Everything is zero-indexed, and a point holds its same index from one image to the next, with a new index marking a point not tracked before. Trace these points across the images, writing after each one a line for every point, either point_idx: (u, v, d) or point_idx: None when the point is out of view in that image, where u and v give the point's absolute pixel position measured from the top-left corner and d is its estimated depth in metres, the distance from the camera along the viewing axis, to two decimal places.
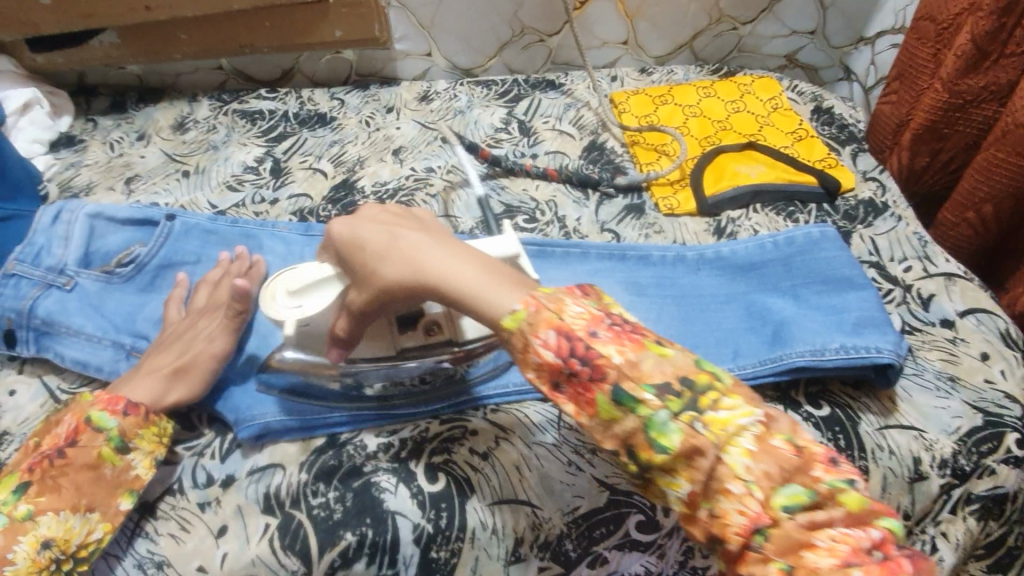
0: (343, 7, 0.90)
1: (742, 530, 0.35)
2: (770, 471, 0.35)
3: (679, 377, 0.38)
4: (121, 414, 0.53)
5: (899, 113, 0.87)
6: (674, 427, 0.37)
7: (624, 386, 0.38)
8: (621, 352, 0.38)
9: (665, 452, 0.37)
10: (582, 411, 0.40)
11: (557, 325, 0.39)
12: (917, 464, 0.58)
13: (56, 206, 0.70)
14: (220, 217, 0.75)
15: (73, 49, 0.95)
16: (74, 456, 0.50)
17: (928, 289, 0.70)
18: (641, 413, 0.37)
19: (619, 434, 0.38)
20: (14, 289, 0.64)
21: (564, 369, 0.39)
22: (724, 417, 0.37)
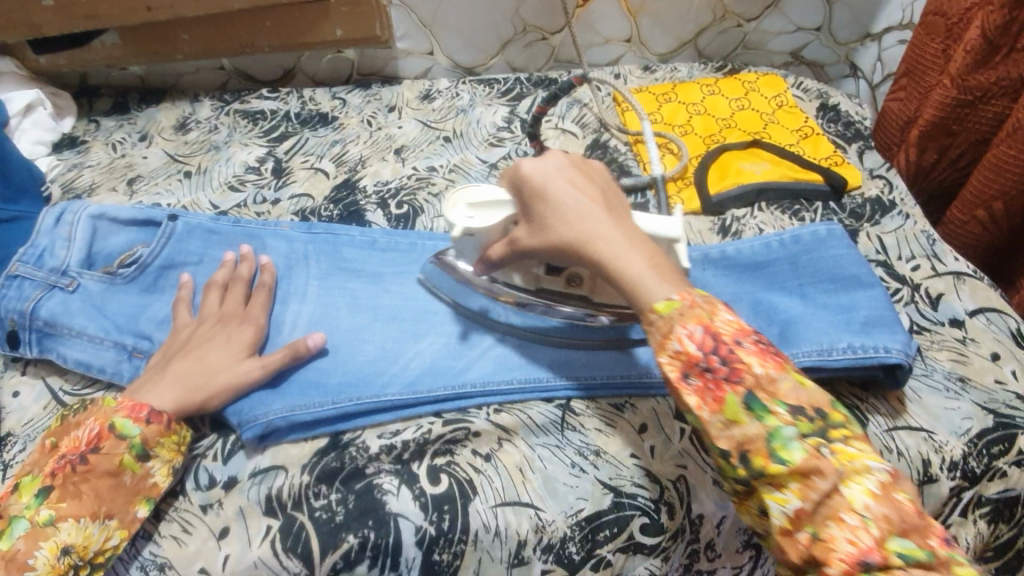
0: (344, 6, 0.89)
1: (848, 558, 0.38)
2: (890, 515, 0.38)
3: (814, 407, 0.42)
4: (144, 422, 0.52)
5: (907, 110, 0.86)
6: (797, 446, 0.40)
7: (756, 393, 0.42)
8: (763, 365, 0.43)
9: (784, 463, 0.40)
10: (704, 406, 0.43)
11: (706, 325, 0.44)
12: (927, 467, 0.57)
13: (59, 207, 0.70)
14: (222, 217, 0.75)
15: (75, 50, 0.95)
16: (97, 462, 0.50)
17: (936, 288, 0.69)
18: (766, 421, 0.41)
19: (735, 437, 0.42)
20: (18, 290, 0.64)
21: (701, 362, 0.43)
22: (853, 455, 0.40)
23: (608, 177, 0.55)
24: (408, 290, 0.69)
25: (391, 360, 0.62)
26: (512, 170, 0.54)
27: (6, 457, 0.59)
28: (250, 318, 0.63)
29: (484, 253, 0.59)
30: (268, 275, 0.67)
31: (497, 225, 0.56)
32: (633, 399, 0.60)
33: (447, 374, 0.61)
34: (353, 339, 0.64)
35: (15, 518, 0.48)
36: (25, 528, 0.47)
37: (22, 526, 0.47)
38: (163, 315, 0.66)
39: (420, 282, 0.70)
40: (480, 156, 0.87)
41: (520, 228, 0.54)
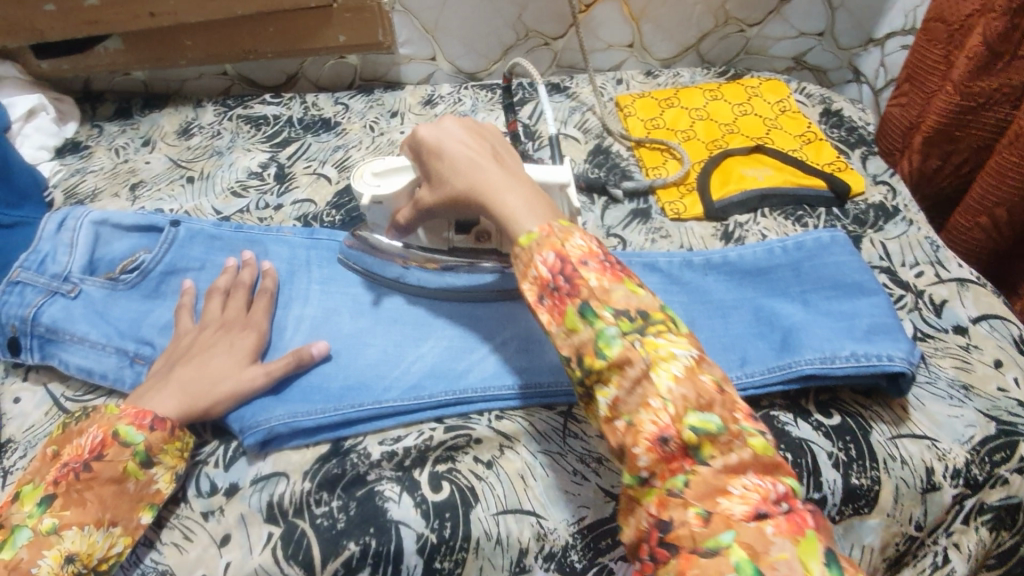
0: (347, 12, 0.89)
1: (650, 436, 0.41)
2: (687, 395, 0.42)
3: (639, 309, 0.45)
4: (148, 429, 0.52)
5: (909, 116, 0.86)
6: (618, 342, 0.43)
7: (589, 302, 0.45)
8: (599, 279, 0.45)
9: (605, 359, 0.43)
10: (552, 321, 0.46)
11: (558, 251, 0.47)
12: (930, 475, 0.57)
13: (62, 213, 0.70)
14: (225, 223, 0.75)
15: (79, 56, 0.95)
16: (101, 470, 0.50)
17: (940, 295, 0.69)
18: (594, 325, 0.44)
19: (575, 343, 0.45)
20: (19, 296, 0.64)
21: (551, 283, 0.46)
22: (662, 345, 0.43)
23: (501, 137, 0.59)
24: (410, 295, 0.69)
25: (392, 365, 0.62)
26: (412, 137, 0.59)
27: (6, 464, 0.59)
28: (253, 325, 0.63)
29: (394, 219, 0.64)
30: (271, 281, 0.67)
31: (401, 192, 0.62)
32: None
33: (448, 378, 0.61)
34: (355, 345, 0.64)
35: (18, 528, 0.47)
36: (28, 536, 0.47)
37: (25, 535, 0.47)
38: (165, 321, 0.66)
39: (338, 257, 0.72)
40: None
41: (423, 188, 0.59)
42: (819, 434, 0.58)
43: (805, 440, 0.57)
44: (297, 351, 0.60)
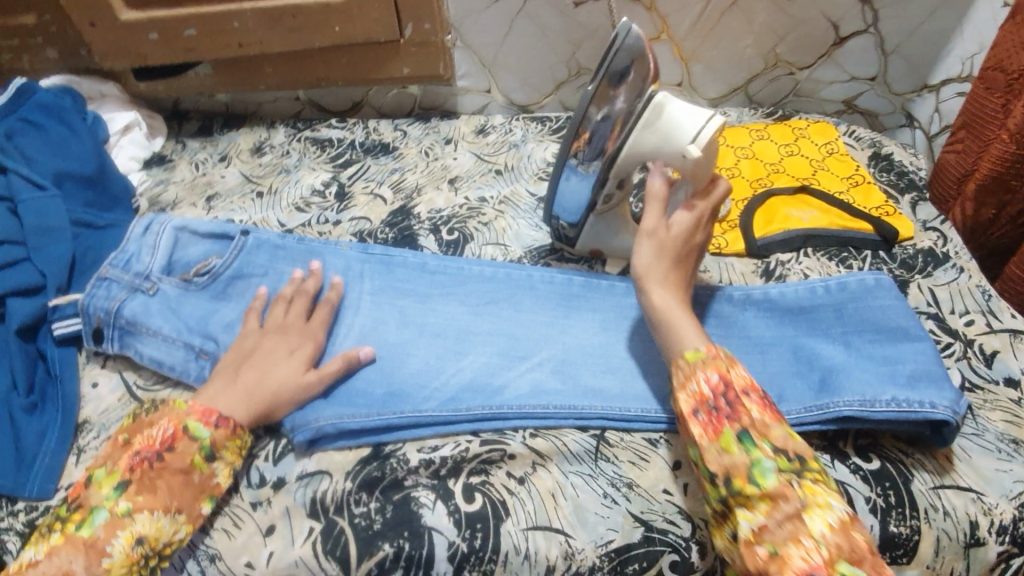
0: (412, 47, 0.97)
1: (799, 571, 0.43)
2: (841, 544, 0.44)
3: (796, 453, 0.49)
4: (214, 426, 0.57)
5: (964, 163, 0.85)
6: (773, 474, 0.47)
7: (749, 430, 0.49)
8: (760, 413, 0.50)
9: (757, 486, 0.47)
10: (705, 435, 0.51)
11: (722, 374, 0.52)
12: (974, 529, 0.55)
13: (148, 218, 0.78)
14: (289, 235, 0.80)
15: (173, 78, 1.05)
16: (171, 460, 0.55)
17: (991, 345, 0.67)
18: (751, 452, 0.48)
19: (725, 462, 0.49)
20: (107, 291, 0.72)
21: (711, 401, 0.52)
22: (818, 491, 0.47)
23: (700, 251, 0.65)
24: (453, 312, 0.72)
25: (433, 375, 0.65)
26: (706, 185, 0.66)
27: (82, 442, 0.65)
28: (311, 334, 0.67)
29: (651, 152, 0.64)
30: (334, 294, 0.71)
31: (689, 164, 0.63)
32: (667, 435, 0.61)
33: (485, 393, 0.63)
34: (399, 354, 0.68)
35: (95, 509, 0.52)
36: (105, 517, 0.52)
37: (103, 515, 0.52)
38: (229, 321, 0.71)
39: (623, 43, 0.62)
40: (529, 189, 0.91)
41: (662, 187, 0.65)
42: (856, 478, 0.57)
43: (841, 482, 0.57)
44: (346, 356, 0.64)
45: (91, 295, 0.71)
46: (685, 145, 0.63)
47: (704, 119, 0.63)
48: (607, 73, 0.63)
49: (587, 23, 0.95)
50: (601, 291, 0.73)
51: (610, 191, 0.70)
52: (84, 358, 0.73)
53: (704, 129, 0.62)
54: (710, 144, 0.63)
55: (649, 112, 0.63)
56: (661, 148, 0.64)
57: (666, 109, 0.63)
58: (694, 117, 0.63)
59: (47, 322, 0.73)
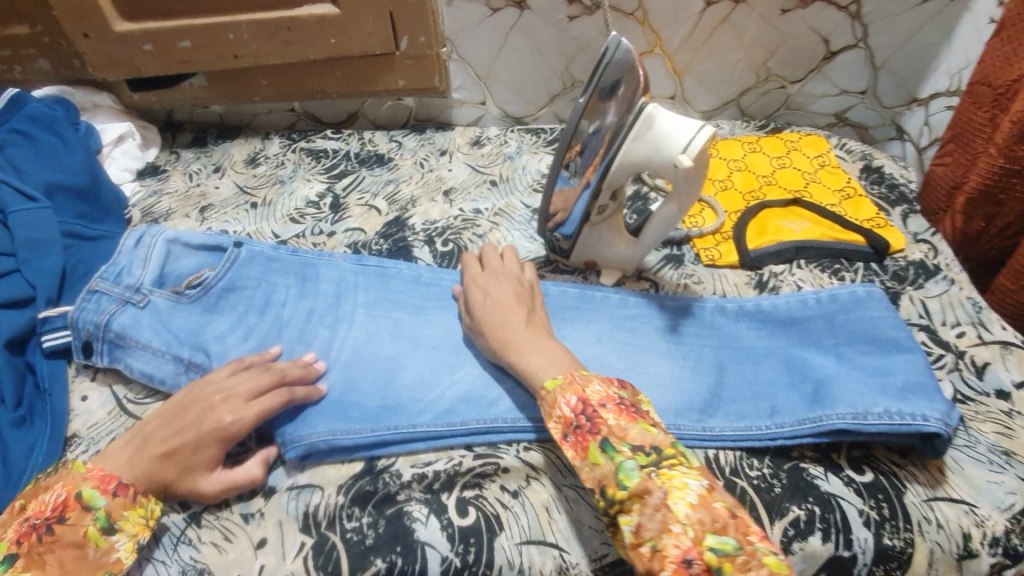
0: (407, 60, 0.97)
1: (675, 559, 0.42)
2: (704, 519, 0.43)
3: (653, 444, 0.48)
4: (111, 494, 0.53)
5: (953, 176, 0.86)
6: (636, 472, 0.47)
7: (610, 438, 0.49)
8: (617, 419, 0.50)
9: (624, 489, 0.46)
10: (577, 456, 0.50)
11: (580, 394, 0.52)
12: (967, 541, 0.55)
13: (140, 231, 0.77)
14: (282, 247, 0.80)
15: (167, 90, 1.05)
16: (63, 532, 0.51)
17: (982, 357, 0.68)
18: (614, 459, 0.48)
19: (597, 474, 0.48)
20: (96, 304, 0.70)
21: (574, 421, 0.51)
22: (676, 475, 0.46)
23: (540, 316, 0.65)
24: (448, 324, 0.72)
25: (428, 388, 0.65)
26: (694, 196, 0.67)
27: (70, 457, 0.65)
28: None
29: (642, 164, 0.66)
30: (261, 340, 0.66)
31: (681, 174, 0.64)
32: None
33: (479, 406, 0.62)
34: (392, 367, 0.67)
35: None
36: None
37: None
38: (221, 333, 0.71)
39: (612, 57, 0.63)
40: (524, 201, 0.91)
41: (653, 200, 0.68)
42: (850, 490, 0.57)
43: (834, 495, 0.56)
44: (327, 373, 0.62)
45: (81, 308, 0.70)
46: (676, 155, 0.63)
47: (694, 129, 0.63)
48: (596, 87, 0.64)
49: (580, 38, 0.96)
50: (596, 303, 0.73)
51: (602, 204, 0.71)
52: (74, 371, 0.72)
53: (694, 139, 0.63)
54: (700, 154, 0.63)
55: (639, 123, 0.64)
56: (652, 159, 0.65)
57: (657, 119, 0.64)
58: (685, 128, 0.63)
59: (37, 335, 0.72)
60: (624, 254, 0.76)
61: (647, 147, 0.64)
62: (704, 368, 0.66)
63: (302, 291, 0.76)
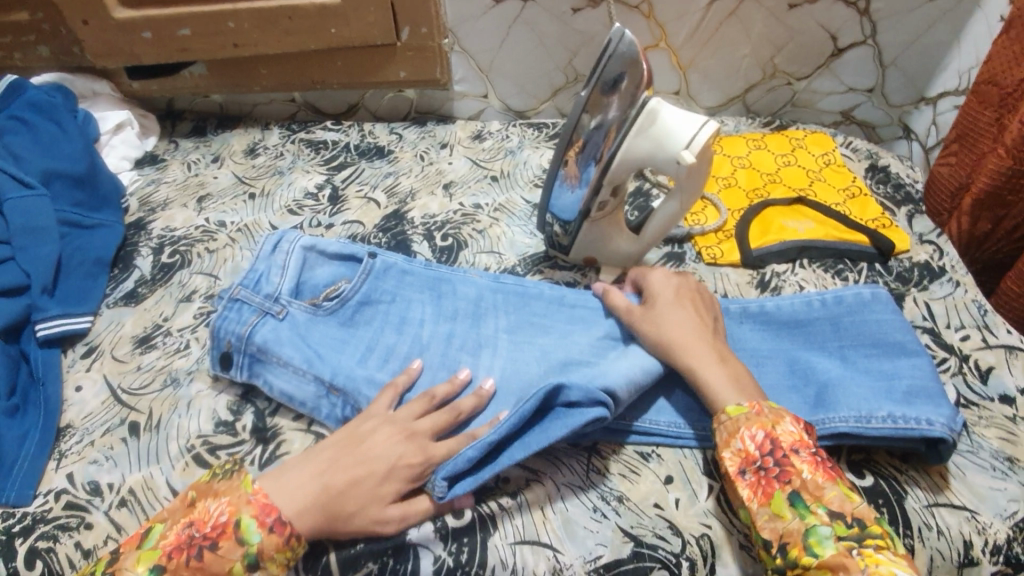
0: (409, 51, 0.96)
1: None
2: None
3: (855, 516, 0.47)
4: (267, 529, 0.49)
5: (958, 176, 0.85)
6: (831, 544, 0.46)
7: (801, 493, 0.49)
8: (813, 473, 0.49)
9: (815, 556, 0.46)
10: (754, 498, 0.50)
11: (768, 432, 0.52)
12: (968, 549, 0.54)
13: (277, 235, 0.71)
14: (415, 260, 0.75)
15: (166, 78, 1.04)
16: (210, 562, 0.48)
17: (986, 361, 0.67)
18: (805, 519, 0.48)
19: (777, 528, 0.48)
20: (238, 314, 0.65)
21: (757, 461, 0.51)
22: (882, 561, 0.44)
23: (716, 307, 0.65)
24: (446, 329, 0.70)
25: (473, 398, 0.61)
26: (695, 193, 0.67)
27: (63, 446, 0.64)
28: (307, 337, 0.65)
29: (643, 160, 0.65)
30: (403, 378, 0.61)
31: (682, 172, 0.63)
32: (660, 449, 0.60)
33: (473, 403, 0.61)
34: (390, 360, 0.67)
35: None
36: None
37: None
38: (358, 359, 0.65)
39: (613, 47, 0.62)
40: (524, 196, 0.90)
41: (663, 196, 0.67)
42: None
43: None
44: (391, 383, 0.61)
45: (222, 318, 0.65)
46: (681, 149, 0.62)
47: (698, 127, 0.63)
48: (599, 80, 0.63)
49: (584, 31, 0.95)
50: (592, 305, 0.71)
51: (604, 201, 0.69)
52: (68, 360, 0.72)
53: (698, 136, 0.62)
54: (703, 151, 0.63)
55: (643, 117, 0.63)
56: (654, 154, 0.64)
57: (658, 113, 0.63)
58: (690, 125, 0.63)
59: (30, 323, 0.73)
60: (625, 250, 0.75)
61: (650, 144, 0.63)
62: None
63: (438, 310, 0.71)
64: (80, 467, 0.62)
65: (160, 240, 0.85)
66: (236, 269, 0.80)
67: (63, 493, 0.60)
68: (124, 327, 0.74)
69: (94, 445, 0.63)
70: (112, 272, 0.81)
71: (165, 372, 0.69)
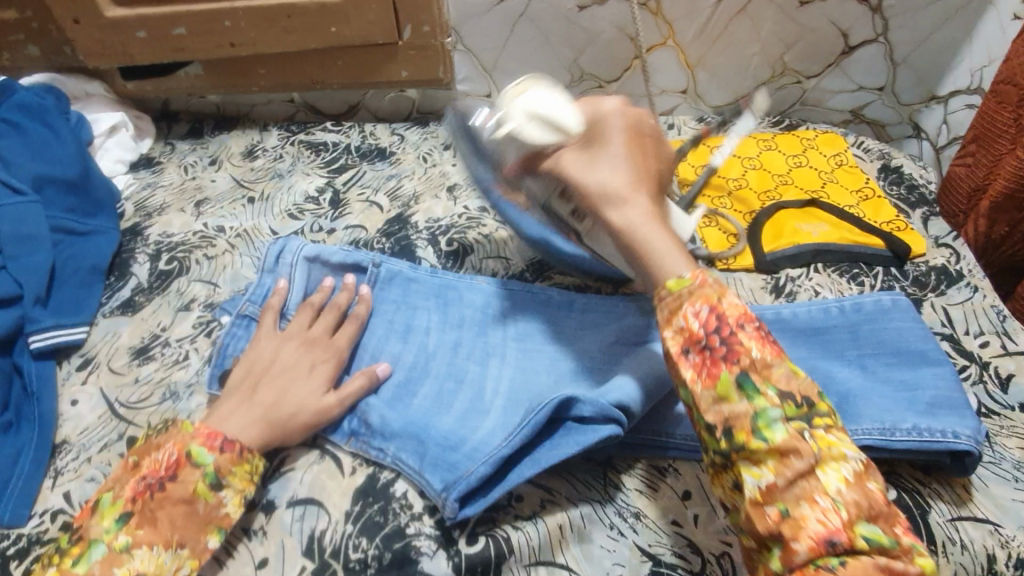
0: (411, 50, 0.94)
1: (815, 535, 0.40)
2: (859, 501, 0.41)
3: (803, 394, 0.45)
4: (218, 450, 0.52)
5: (974, 178, 0.83)
6: (781, 426, 0.43)
7: (749, 373, 0.45)
8: (760, 351, 0.46)
9: (765, 441, 0.42)
10: (698, 380, 0.46)
11: (712, 305, 0.47)
12: (994, 565, 0.52)
13: (279, 245, 0.72)
14: (421, 266, 0.73)
15: (161, 78, 1.02)
16: (173, 489, 0.50)
17: (1007, 369, 0.65)
18: (755, 402, 0.44)
19: (724, 411, 0.44)
20: (246, 330, 0.68)
21: (702, 340, 0.47)
22: (830, 442, 0.43)
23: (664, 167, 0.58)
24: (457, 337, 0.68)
25: (482, 412, 0.60)
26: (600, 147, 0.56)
27: (59, 463, 0.62)
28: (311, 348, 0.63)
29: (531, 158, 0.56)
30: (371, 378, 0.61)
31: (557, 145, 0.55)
32: (677, 463, 0.58)
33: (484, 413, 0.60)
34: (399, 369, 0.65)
35: (94, 542, 0.48)
36: (102, 552, 0.47)
37: (100, 550, 0.47)
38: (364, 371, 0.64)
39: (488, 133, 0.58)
40: None
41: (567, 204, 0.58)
42: None
43: None
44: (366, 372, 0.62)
45: (230, 334, 0.67)
46: (528, 108, 0.56)
47: (557, 103, 0.56)
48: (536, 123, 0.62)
49: (590, 28, 0.92)
50: (605, 312, 0.68)
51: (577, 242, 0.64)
52: (63, 373, 0.70)
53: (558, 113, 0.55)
54: None
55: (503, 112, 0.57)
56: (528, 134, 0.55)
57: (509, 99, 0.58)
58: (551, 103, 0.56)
59: (23, 335, 0.71)
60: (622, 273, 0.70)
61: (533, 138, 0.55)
62: None
63: (445, 317, 0.69)
64: (77, 485, 0.60)
65: (156, 247, 0.83)
66: (236, 277, 0.77)
67: (60, 512, 0.58)
68: (120, 337, 0.72)
69: (91, 462, 0.62)
70: (108, 280, 0.79)
71: (164, 385, 0.67)
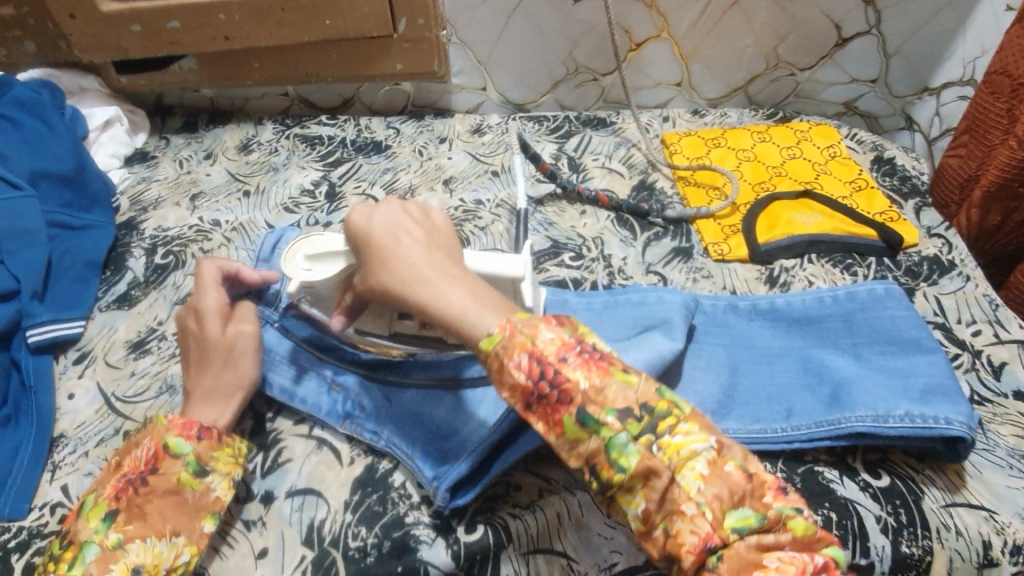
0: (405, 42, 0.94)
1: (694, 549, 0.38)
2: (721, 493, 0.38)
3: (641, 403, 0.41)
4: (196, 438, 0.52)
5: (966, 169, 0.84)
6: (632, 449, 0.40)
7: (588, 409, 0.40)
8: (588, 377, 0.41)
9: (625, 471, 0.39)
10: (550, 431, 0.42)
11: (530, 350, 0.42)
12: (987, 549, 0.53)
13: (274, 237, 0.73)
14: None
15: (155, 73, 1.01)
16: (156, 482, 0.50)
17: (999, 356, 0.66)
18: (602, 434, 0.40)
19: (582, 454, 0.41)
20: None
21: (534, 391, 0.41)
22: (676, 439, 0.40)
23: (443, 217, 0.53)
24: None
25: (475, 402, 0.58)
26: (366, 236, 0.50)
27: (57, 458, 0.62)
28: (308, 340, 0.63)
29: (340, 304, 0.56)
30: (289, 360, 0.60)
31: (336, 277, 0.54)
32: None
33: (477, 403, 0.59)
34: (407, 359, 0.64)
35: (86, 544, 0.47)
36: (95, 552, 0.47)
37: (93, 551, 0.47)
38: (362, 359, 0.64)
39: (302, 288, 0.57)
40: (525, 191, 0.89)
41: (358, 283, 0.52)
42: (866, 495, 0.55)
43: (851, 500, 0.55)
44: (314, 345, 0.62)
45: None
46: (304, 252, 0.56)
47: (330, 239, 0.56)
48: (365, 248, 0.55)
49: (585, 20, 0.93)
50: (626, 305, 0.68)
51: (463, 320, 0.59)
52: (60, 368, 0.70)
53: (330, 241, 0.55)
54: None
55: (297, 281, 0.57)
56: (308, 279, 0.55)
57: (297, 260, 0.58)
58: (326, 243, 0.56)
59: (21, 330, 0.70)
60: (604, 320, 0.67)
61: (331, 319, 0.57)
62: (715, 364, 0.63)
63: None
64: (75, 479, 0.60)
65: (152, 241, 0.82)
66: None
67: (58, 506, 0.58)
68: (117, 332, 0.72)
69: (88, 456, 0.62)
70: (103, 274, 0.79)
71: (161, 379, 0.67)
